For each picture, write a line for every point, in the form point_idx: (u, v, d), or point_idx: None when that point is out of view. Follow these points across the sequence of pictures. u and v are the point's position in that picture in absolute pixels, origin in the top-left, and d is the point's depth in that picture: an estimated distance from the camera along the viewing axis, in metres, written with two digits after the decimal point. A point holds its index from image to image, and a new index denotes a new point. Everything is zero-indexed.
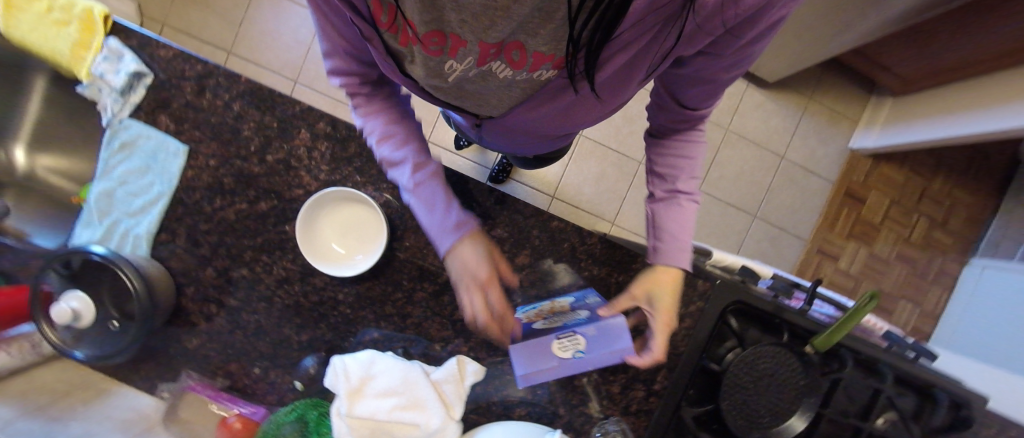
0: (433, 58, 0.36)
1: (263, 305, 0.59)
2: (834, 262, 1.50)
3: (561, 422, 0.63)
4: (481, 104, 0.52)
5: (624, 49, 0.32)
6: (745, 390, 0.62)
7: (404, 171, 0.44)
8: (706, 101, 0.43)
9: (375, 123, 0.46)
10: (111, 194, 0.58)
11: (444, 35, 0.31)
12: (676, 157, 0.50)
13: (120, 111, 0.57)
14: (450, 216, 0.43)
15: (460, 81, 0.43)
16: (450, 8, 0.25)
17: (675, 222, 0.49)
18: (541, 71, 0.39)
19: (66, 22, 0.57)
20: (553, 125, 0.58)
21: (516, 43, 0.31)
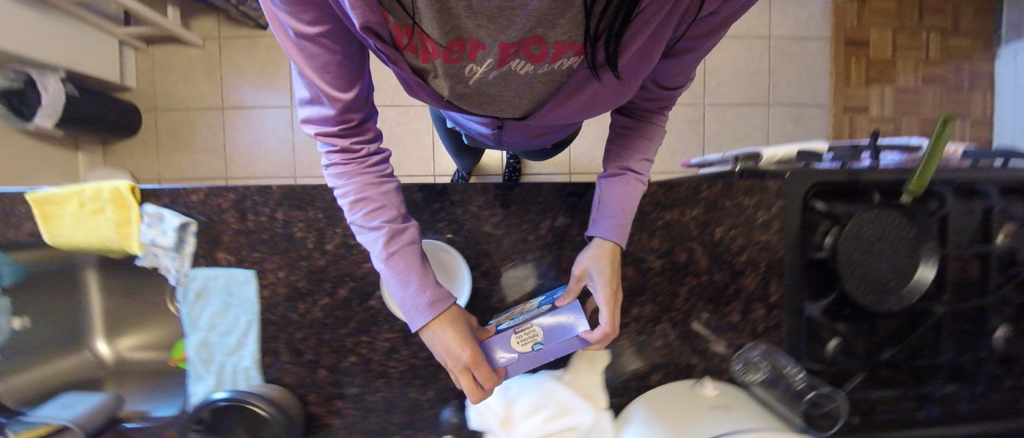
0: (454, 67, 0.38)
1: (382, 381, 0.60)
2: (865, 113, 1.46)
3: (699, 369, 0.62)
4: (500, 108, 0.50)
5: (646, 18, 0.32)
6: (863, 263, 0.61)
7: (375, 241, 0.40)
8: (675, 77, 0.47)
9: (347, 183, 0.40)
10: (207, 342, 0.60)
11: (463, 40, 0.34)
12: (637, 139, 0.53)
13: (182, 265, 0.59)
14: (421, 296, 0.40)
15: (480, 85, 0.43)
16: (468, 14, 0.30)
17: (623, 195, 0.51)
18: (563, 60, 0.38)
19: (101, 208, 0.60)
20: (572, 117, 0.55)
21: (536, 37, 0.33)
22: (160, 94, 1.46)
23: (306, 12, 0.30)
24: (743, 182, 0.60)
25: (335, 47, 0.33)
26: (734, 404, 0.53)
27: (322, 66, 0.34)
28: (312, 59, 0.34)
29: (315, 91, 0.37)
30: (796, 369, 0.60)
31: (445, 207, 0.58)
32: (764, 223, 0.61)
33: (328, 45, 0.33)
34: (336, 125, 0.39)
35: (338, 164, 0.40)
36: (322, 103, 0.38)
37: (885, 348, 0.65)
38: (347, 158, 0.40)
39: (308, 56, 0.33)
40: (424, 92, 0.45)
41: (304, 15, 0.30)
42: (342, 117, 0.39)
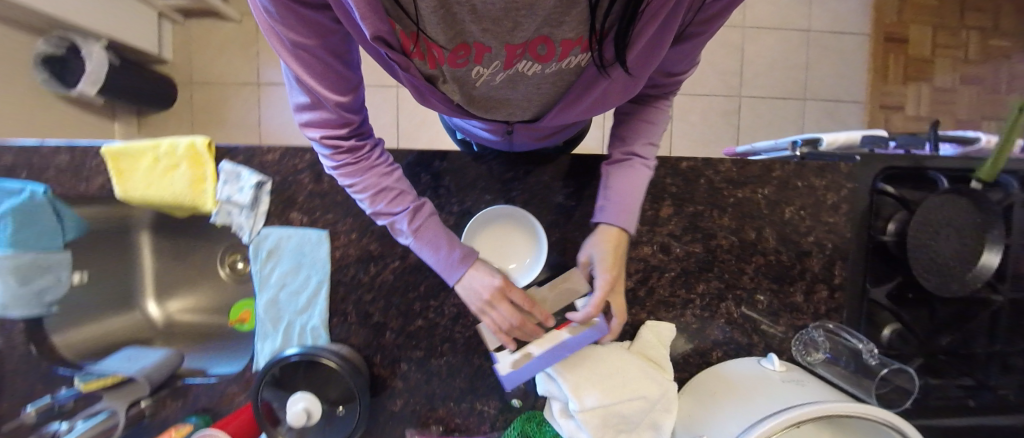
0: (460, 70, 0.34)
1: (448, 346, 0.61)
2: (901, 111, 1.44)
3: (759, 348, 0.63)
4: (511, 112, 0.45)
5: (656, 10, 0.27)
6: (930, 249, 0.62)
7: (402, 220, 0.43)
8: (676, 65, 0.41)
9: (360, 179, 0.40)
10: (276, 301, 0.61)
11: (468, 44, 0.29)
12: (639, 121, 0.48)
13: (255, 223, 0.60)
14: (453, 254, 0.44)
15: (488, 89, 0.38)
16: (471, 19, 0.25)
17: (625, 182, 0.48)
18: (571, 58, 0.33)
19: (176, 164, 0.60)
20: (584, 116, 0.48)
21: (542, 36, 0.28)
22: (195, 67, 1.47)
23: (305, 22, 0.26)
24: (813, 163, 0.61)
25: (335, 53, 0.30)
26: (804, 379, 0.55)
27: (323, 73, 0.31)
28: (312, 68, 0.31)
29: (314, 99, 0.34)
30: (869, 344, 0.61)
31: (520, 175, 0.61)
32: (833, 205, 0.61)
33: (330, 51, 0.30)
34: (341, 128, 0.37)
35: (347, 162, 0.40)
36: (322, 108, 0.35)
37: (942, 334, 0.66)
38: (354, 154, 0.40)
39: (304, 65, 0.30)
40: (431, 100, 0.41)
41: (303, 27, 0.27)
42: (347, 120, 0.36)
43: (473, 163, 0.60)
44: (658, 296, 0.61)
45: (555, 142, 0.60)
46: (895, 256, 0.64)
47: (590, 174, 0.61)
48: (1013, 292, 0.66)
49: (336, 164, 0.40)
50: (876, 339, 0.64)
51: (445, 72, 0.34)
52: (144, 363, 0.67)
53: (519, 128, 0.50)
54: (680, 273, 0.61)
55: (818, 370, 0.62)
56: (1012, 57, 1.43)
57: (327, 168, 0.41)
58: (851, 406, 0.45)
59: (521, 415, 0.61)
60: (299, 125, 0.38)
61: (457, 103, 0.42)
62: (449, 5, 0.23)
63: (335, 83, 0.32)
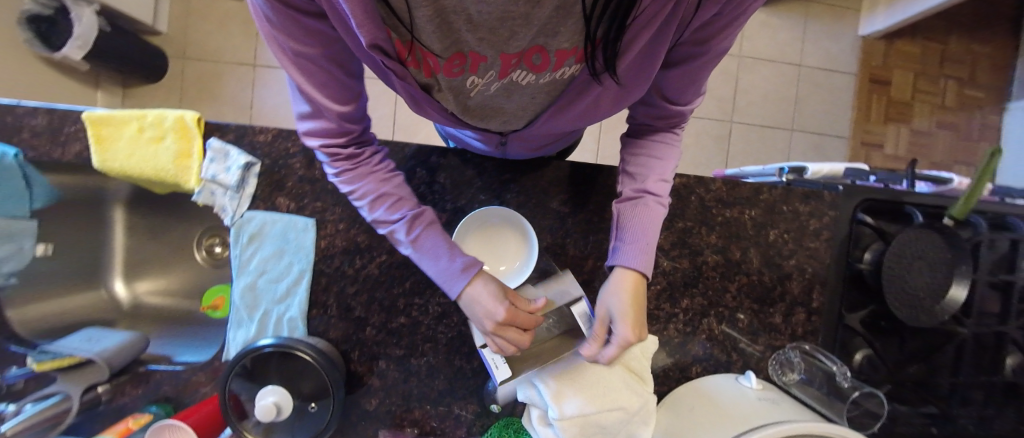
0: (455, 79, 0.34)
1: (429, 345, 0.60)
2: (881, 149, 1.51)
3: (736, 366, 0.64)
4: (505, 120, 0.45)
5: (643, 23, 0.28)
6: (903, 281, 0.64)
7: (401, 229, 0.42)
8: (683, 94, 0.42)
9: (360, 186, 0.40)
10: (254, 287, 0.59)
11: (464, 53, 0.29)
12: (648, 157, 0.48)
13: (239, 205, 0.58)
14: (455, 263, 0.43)
15: (484, 98, 0.39)
16: (468, 27, 0.25)
17: (640, 221, 0.47)
18: (565, 69, 0.34)
19: (162, 137, 0.58)
20: (574, 125, 0.49)
21: (537, 46, 0.29)
22: (190, 43, 1.43)
23: (307, 29, 0.26)
24: (800, 190, 0.63)
25: (337, 63, 0.30)
26: (779, 399, 0.56)
27: (323, 82, 0.31)
28: (314, 76, 0.31)
29: (314, 109, 0.34)
30: (843, 367, 0.61)
31: (517, 178, 0.61)
32: (815, 232, 0.64)
33: (331, 59, 0.30)
34: (341, 136, 0.37)
35: (347, 169, 0.39)
36: (322, 117, 0.35)
37: (909, 364, 0.68)
38: (353, 161, 0.39)
39: (305, 72, 0.30)
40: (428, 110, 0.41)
41: (303, 35, 0.27)
42: (347, 128, 0.36)
43: (470, 162, 0.60)
44: (644, 308, 0.61)
45: (550, 154, 0.61)
46: (872, 286, 0.65)
47: (585, 183, 0.61)
48: (976, 327, 0.69)
49: (336, 172, 0.40)
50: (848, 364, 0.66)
51: (440, 82, 0.35)
52: (106, 345, 0.63)
53: (513, 137, 0.51)
54: (666, 287, 0.61)
55: (793, 390, 0.62)
56: (984, 108, 1.52)
57: (329, 176, 0.41)
58: (817, 427, 0.46)
59: (499, 421, 0.60)
60: (301, 134, 0.38)
61: (451, 111, 0.42)
62: (446, 12, 0.23)
63: (335, 92, 0.32)
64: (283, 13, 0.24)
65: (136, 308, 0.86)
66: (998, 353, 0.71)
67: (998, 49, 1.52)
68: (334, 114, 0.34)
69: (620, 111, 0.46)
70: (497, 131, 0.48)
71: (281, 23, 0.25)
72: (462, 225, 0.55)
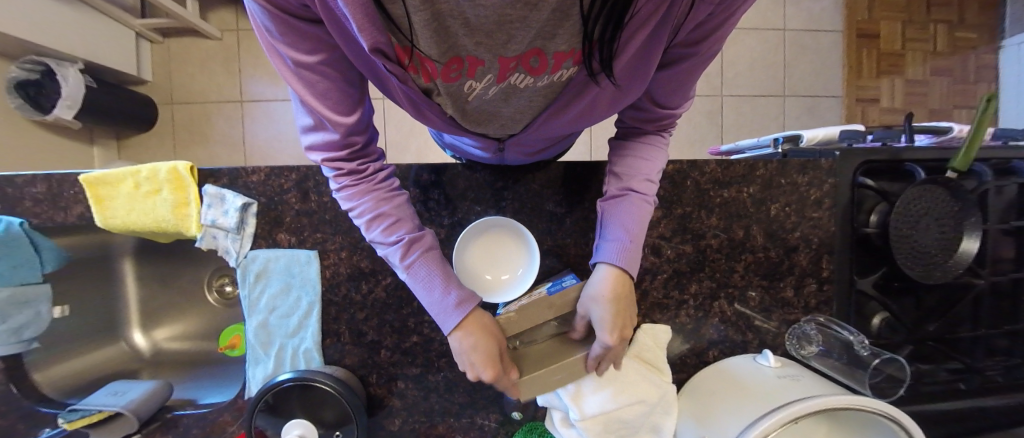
0: (453, 85, 0.34)
1: (444, 360, 0.60)
2: (877, 104, 1.49)
3: (753, 344, 0.64)
4: (503, 125, 0.45)
5: (640, 21, 0.29)
6: (911, 239, 0.63)
7: (396, 253, 0.38)
8: (673, 96, 0.42)
9: (360, 203, 0.37)
10: (266, 324, 0.60)
11: (461, 58, 0.30)
12: (631, 156, 0.47)
13: (241, 246, 0.59)
14: (450, 298, 0.39)
15: (481, 103, 0.39)
16: (464, 31, 0.26)
17: (618, 217, 0.45)
18: (562, 71, 0.34)
19: (158, 189, 0.59)
20: (570, 127, 0.48)
21: (535, 49, 0.29)
22: (177, 88, 1.45)
23: (304, 35, 0.27)
24: (796, 160, 0.62)
25: (337, 70, 0.31)
26: (799, 374, 0.55)
27: (326, 93, 0.31)
28: (317, 88, 0.31)
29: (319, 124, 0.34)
30: (860, 336, 0.60)
31: (509, 185, 0.61)
32: (816, 200, 0.63)
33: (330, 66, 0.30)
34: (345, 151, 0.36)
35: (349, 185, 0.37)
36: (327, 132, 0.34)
37: (928, 321, 0.67)
38: (356, 177, 0.37)
39: (308, 84, 0.31)
40: (427, 112, 0.41)
41: (301, 43, 0.27)
42: (351, 141, 0.36)
43: (462, 174, 0.60)
44: (653, 298, 0.61)
45: (547, 158, 0.60)
46: (879, 247, 0.65)
47: (578, 182, 0.61)
48: (993, 276, 0.68)
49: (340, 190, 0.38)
50: (865, 328, 0.66)
51: (439, 89, 0.35)
52: (131, 396, 0.63)
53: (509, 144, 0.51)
54: (672, 275, 0.61)
55: (813, 363, 0.62)
56: (978, 48, 1.49)
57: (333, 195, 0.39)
58: (841, 400, 0.45)
59: (522, 427, 0.60)
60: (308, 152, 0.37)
61: (450, 117, 0.42)
62: (442, 16, 0.24)
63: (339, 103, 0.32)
64: (278, 17, 0.25)
65: (156, 357, 0.88)
66: (1018, 298, 0.70)
67: None
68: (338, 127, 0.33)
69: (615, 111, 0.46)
70: (495, 136, 0.48)
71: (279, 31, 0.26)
72: (463, 236, 0.56)
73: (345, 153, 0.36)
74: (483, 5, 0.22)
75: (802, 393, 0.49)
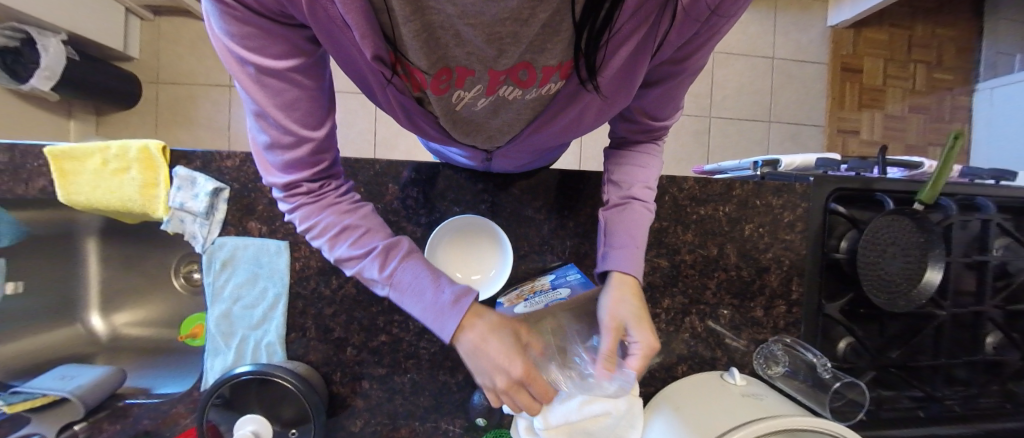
0: (443, 96, 0.34)
1: (412, 362, 0.59)
2: (857, 135, 1.54)
3: (722, 361, 0.64)
4: (490, 135, 0.45)
5: (625, 37, 0.29)
6: (878, 267, 0.65)
7: (371, 265, 0.35)
8: (666, 108, 0.44)
9: (321, 219, 0.34)
10: (229, 314, 0.58)
11: (451, 68, 0.29)
12: (630, 166, 0.50)
13: (209, 232, 0.57)
14: (444, 295, 0.35)
15: (471, 114, 0.39)
16: (455, 43, 0.26)
17: (626, 225, 0.48)
18: (551, 84, 0.34)
19: (126, 167, 0.57)
20: (559, 139, 0.49)
21: (524, 62, 0.29)
22: (164, 67, 1.42)
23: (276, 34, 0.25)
24: (771, 183, 0.63)
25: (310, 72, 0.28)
26: (762, 393, 0.55)
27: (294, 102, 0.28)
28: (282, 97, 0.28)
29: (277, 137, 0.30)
30: (822, 358, 0.60)
31: (489, 187, 0.60)
32: (789, 224, 0.64)
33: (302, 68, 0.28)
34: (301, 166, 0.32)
35: (304, 200, 0.34)
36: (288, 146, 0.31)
37: (890, 348, 0.69)
38: (313, 195, 0.34)
39: (274, 93, 0.27)
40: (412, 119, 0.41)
41: (267, 46, 0.25)
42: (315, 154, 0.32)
43: (442, 174, 0.60)
44: None
45: (537, 167, 0.60)
46: (847, 272, 0.66)
47: (558, 190, 0.62)
48: (954, 308, 0.70)
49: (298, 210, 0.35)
50: (830, 352, 0.67)
51: (431, 100, 0.35)
52: (79, 382, 0.60)
53: (497, 155, 0.51)
54: (644, 288, 0.62)
55: (778, 383, 0.63)
56: (954, 90, 1.55)
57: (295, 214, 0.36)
58: (800, 421, 0.46)
59: (487, 434, 0.59)
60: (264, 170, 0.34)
61: (441, 124, 0.42)
62: (433, 27, 0.24)
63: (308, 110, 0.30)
64: (250, 13, 0.23)
65: (114, 342, 0.84)
66: (977, 331, 0.72)
67: (963, 33, 1.56)
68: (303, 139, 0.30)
69: (604, 121, 0.46)
70: (485, 148, 0.48)
71: (244, 29, 0.23)
72: (436, 233, 0.56)
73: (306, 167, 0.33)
74: (473, 22, 0.22)
75: (762, 413, 0.49)
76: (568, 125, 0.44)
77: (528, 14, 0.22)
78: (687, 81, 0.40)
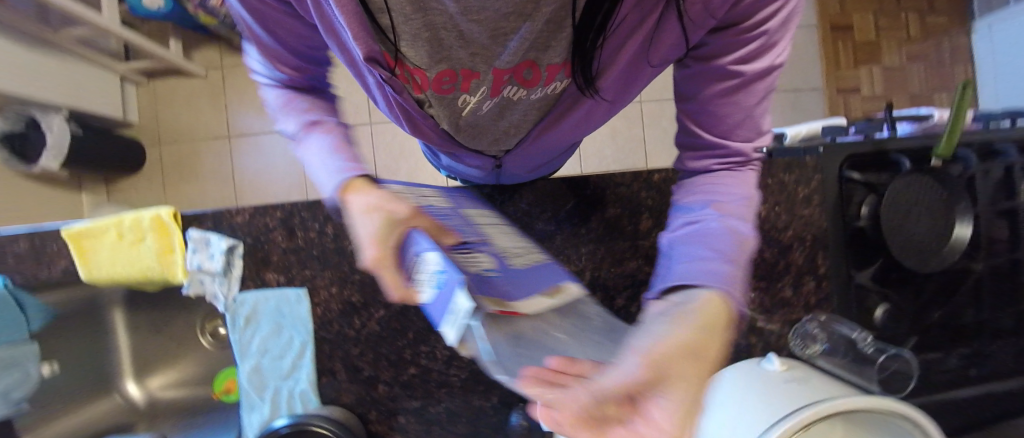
0: (446, 97, 0.35)
1: (444, 391, 0.59)
2: (857, 93, 1.51)
3: (757, 347, 0.63)
4: (496, 139, 0.45)
5: (622, 35, 0.28)
6: (904, 230, 0.63)
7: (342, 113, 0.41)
8: (738, 128, 0.31)
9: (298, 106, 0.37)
10: (260, 367, 0.58)
11: (456, 72, 0.30)
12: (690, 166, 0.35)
13: (229, 289, 0.58)
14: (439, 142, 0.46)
15: (475, 118, 0.40)
16: (460, 44, 0.27)
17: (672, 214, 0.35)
18: (556, 83, 0.34)
19: (141, 237, 0.58)
20: (569, 139, 0.49)
21: (528, 61, 0.29)
22: (163, 127, 1.45)
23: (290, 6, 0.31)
24: (781, 159, 0.62)
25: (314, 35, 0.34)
26: (807, 377, 0.53)
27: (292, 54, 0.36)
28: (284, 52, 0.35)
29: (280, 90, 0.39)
30: (862, 332, 0.63)
31: (497, 206, 0.61)
32: (806, 198, 0.63)
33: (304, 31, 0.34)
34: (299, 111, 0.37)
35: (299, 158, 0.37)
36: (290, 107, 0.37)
37: (931, 310, 0.66)
38: (291, 89, 0.39)
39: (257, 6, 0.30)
40: (416, 123, 0.42)
41: None
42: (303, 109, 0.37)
43: None
44: None
45: (544, 172, 0.65)
46: (874, 239, 0.64)
47: (566, 198, 0.62)
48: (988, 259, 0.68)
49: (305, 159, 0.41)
50: (868, 322, 0.65)
51: (436, 103, 0.36)
52: None
53: (507, 160, 0.51)
54: None
55: (819, 363, 0.61)
56: (951, 32, 1.51)
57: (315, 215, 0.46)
58: (861, 401, 0.43)
59: None
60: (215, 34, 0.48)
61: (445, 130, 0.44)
62: (436, 26, 0.25)
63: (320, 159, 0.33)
64: None
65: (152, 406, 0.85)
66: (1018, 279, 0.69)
67: None
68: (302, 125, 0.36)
69: (616, 114, 0.44)
70: (492, 154, 0.50)
71: None
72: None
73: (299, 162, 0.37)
74: (476, 17, 0.23)
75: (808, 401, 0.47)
76: (569, 128, 0.44)
77: (530, 7, 0.22)
78: (751, 97, 0.30)
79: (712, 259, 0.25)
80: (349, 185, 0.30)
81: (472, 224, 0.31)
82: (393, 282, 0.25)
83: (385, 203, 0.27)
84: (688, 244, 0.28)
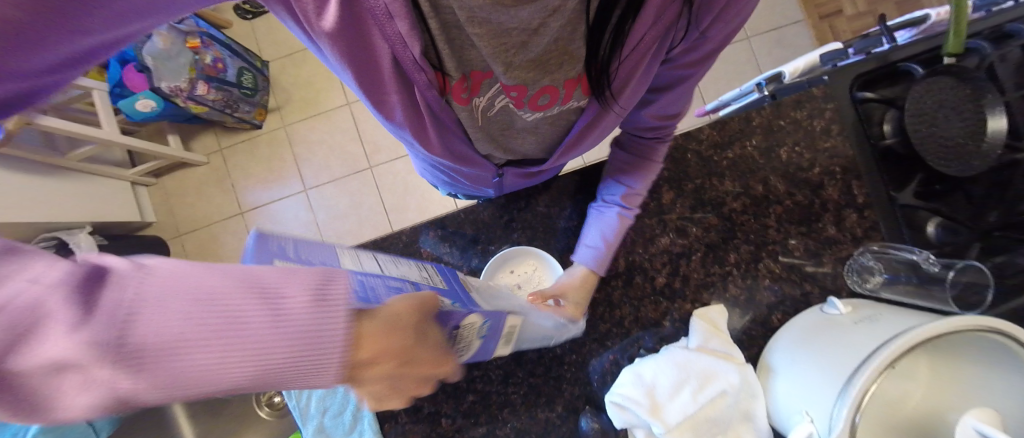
0: (464, 106, 0.40)
1: (508, 410, 0.57)
2: (841, 14, 1.49)
3: (816, 295, 0.60)
4: (508, 146, 0.54)
5: (630, 51, 0.37)
6: (940, 139, 0.58)
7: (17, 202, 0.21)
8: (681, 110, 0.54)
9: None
10: (324, 427, 0.58)
11: (468, 75, 0.35)
12: None
13: None
14: (399, 121, 0.42)
15: (491, 117, 0.45)
16: (472, 44, 0.30)
17: None
18: (573, 100, 0.43)
19: None
20: (581, 149, 0.57)
21: (548, 86, 0.37)
22: (179, 219, 1.50)
23: None
24: (787, 99, 0.62)
25: None
26: (877, 313, 0.50)
27: None
28: None
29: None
30: (925, 253, 0.58)
31: (515, 216, 0.61)
32: (823, 131, 0.62)
33: None
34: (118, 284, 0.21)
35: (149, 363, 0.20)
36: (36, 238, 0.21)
37: None
38: None
39: None
40: (434, 133, 0.46)
41: None
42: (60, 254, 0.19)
43: (466, 219, 0.60)
44: (696, 279, 0.60)
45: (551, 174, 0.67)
46: (905, 155, 0.61)
47: (582, 192, 0.63)
48: None
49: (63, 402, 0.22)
50: (925, 242, 0.61)
51: (459, 111, 0.42)
52: None
53: (509, 170, 0.58)
54: (706, 251, 0.60)
55: (884, 294, 0.59)
56: None
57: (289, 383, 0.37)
58: (956, 323, 0.40)
59: None
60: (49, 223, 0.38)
61: (464, 134, 0.48)
62: (452, 27, 0.29)
63: (302, 290, 0.23)
64: None
65: None
66: None
67: None
68: (133, 285, 0.21)
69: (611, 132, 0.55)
70: (500, 161, 0.57)
71: None
72: (489, 267, 0.58)
73: (160, 373, 0.21)
74: (482, 29, 0.26)
75: (888, 334, 0.44)
76: (585, 134, 0.53)
77: (538, 24, 0.26)
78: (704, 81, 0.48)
79: (597, 239, 0.58)
80: (368, 323, 0.28)
81: (374, 273, 0.35)
82: (451, 354, 0.37)
83: (416, 302, 0.32)
84: (593, 221, 0.59)
